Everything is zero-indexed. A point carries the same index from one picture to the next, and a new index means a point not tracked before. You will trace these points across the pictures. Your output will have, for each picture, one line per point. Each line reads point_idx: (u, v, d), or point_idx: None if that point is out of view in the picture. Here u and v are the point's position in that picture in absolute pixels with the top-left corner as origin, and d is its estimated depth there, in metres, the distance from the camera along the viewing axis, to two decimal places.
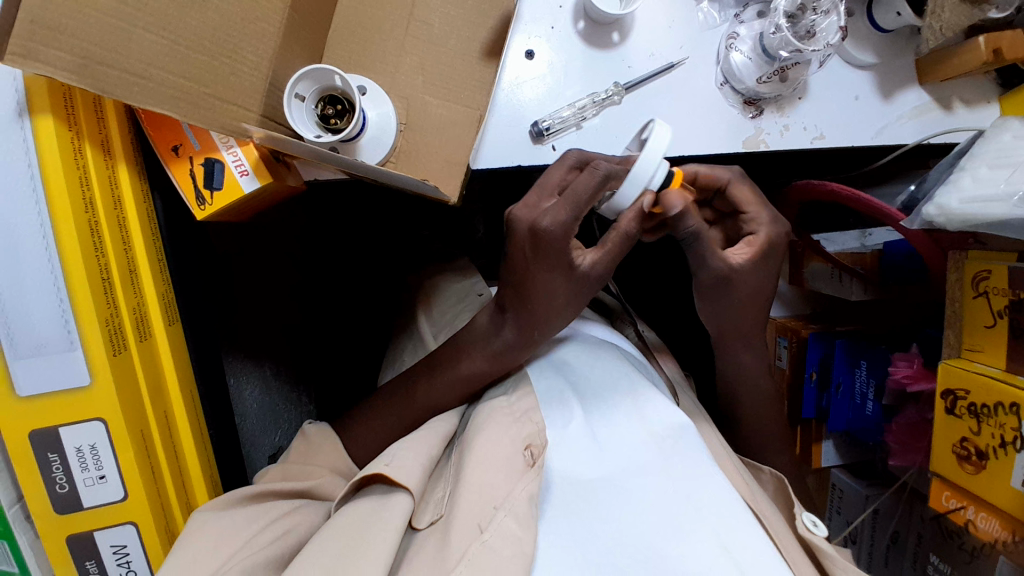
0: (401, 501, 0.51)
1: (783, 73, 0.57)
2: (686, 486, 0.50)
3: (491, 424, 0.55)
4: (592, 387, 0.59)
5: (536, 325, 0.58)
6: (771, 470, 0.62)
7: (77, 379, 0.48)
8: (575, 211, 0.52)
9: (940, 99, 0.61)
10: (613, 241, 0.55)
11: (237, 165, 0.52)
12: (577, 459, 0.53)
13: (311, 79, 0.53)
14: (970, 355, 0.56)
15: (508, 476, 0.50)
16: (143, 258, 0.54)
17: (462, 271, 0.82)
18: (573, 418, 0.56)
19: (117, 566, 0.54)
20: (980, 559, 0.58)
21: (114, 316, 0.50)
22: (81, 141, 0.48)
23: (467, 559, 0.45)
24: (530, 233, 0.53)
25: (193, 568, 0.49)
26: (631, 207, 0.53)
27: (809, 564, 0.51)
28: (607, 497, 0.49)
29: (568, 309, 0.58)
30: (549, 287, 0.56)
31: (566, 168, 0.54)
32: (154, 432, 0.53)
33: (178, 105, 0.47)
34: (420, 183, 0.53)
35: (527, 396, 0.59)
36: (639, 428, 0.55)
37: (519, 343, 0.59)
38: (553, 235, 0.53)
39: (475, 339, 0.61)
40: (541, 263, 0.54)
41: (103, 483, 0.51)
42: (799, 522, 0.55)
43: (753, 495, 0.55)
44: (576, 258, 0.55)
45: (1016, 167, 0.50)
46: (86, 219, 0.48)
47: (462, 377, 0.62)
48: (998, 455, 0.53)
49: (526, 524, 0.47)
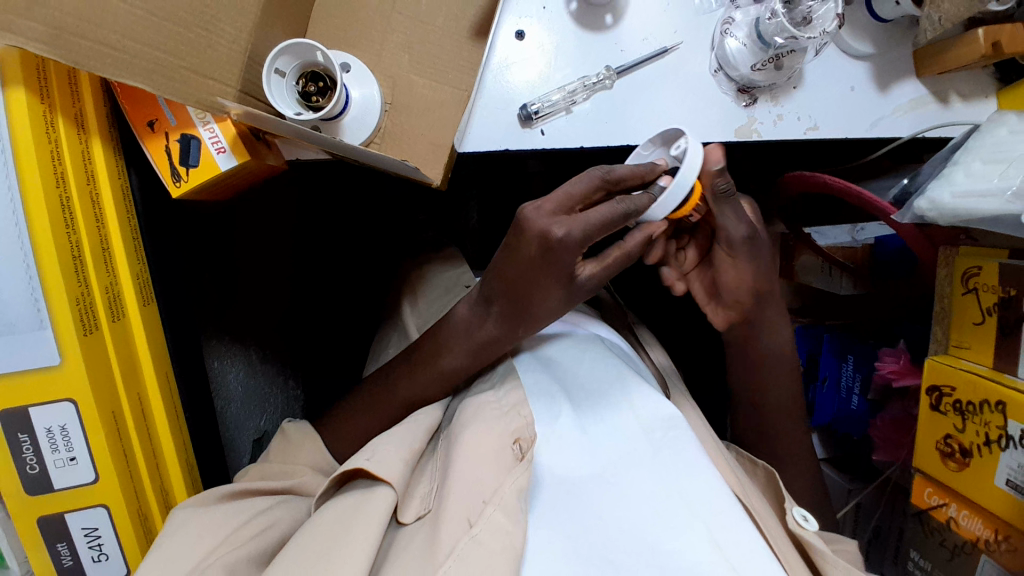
0: (384, 493, 0.51)
1: (778, 61, 0.56)
2: (673, 477, 0.49)
3: (475, 423, 0.54)
4: (581, 384, 0.57)
5: (521, 320, 0.57)
6: (765, 464, 0.61)
7: (46, 358, 0.46)
8: (593, 232, 0.51)
9: (937, 92, 0.60)
10: (615, 259, 0.55)
11: (214, 142, 0.50)
12: (566, 455, 0.51)
13: (292, 53, 0.51)
14: (958, 352, 0.56)
15: (495, 474, 0.49)
16: (116, 235, 0.52)
17: (448, 261, 0.82)
18: (561, 413, 0.55)
19: (89, 549, 0.52)
20: (961, 557, 0.56)
21: (86, 294, 0.48)
22: (54, 114, 0.46)
23: (455, 554, 0.45)
24: (541, 240, 0.51)
25: (168, 567, 0.48)
26: (643, 231, 0.55)
27: (800, 559, 0.51)
28: (596, 493, 0.48)
29: (557, 311, 0.57)
30: (543, 291, 0.54)
31: (592, 182, 0.52)
32: (126, 412, 0.52)
33: (153, 78, 0.45)
34: (399, 163, 0.52)
35: (515, 391, 0.57)
36: (627, 419, 0.53)
37: (504, 335, 0.58)
38: (569, 252, 0.51)
39: (459, 334, 0.60)
40: (546, 270, 0.53)
41: (74, 465, 0.50)
42: (789, 518, 0.54)
43: (746, 491, 0.54)
44: (579, 271, 0.54)
45: (1010, 162, 0.49)
46: (57, 194, 0.46)
47: (444, 372, 0.62)
48: (983, 453, 0.53)
49: (515, 518, 0.46)
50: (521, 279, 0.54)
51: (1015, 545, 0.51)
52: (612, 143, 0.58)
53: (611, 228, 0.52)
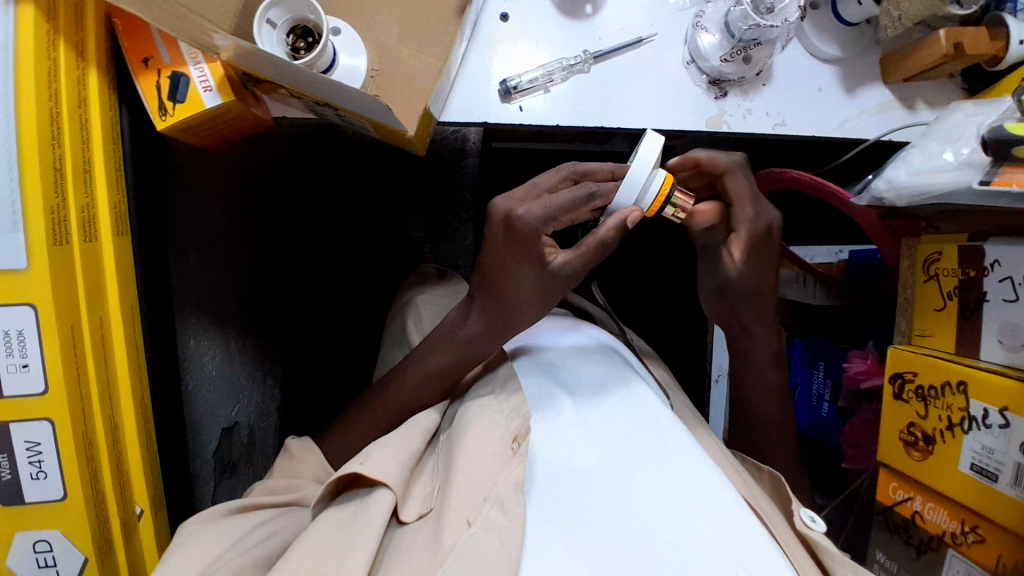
0: (381, 494, 0.48)
1: (746, 53, 0.59)
2: (680, 472, 0.47)
3: (476, 421, 0.52)
4: (586, 383, 0.56)
5: (503, 315, 0.60)
6: (770, 467, 0.59)
7: (13, 260, 0.48)
8: (553, 211, 0.55)
9: (905, 98, 0.63)
10: (587, 246, 0.56)
11: (202, 81, 0.54)
12: (570, 452, 0.49)
13: (285, 7, 0.55)
14: (921, 340, 0.55)
15: (493, 469, 0.48)
16: (99, 162, 0.54)
17: (450, 285, 0.85)
18: (563, 409, 0.53)
19: (29, 464, 0.51)
20: (928, 555, 0.53)
21: (60, 206, 0.50)
22: (57, 36, 0.50)
23: (456, 551, 0.42)
24: (505, 221, 0.56)
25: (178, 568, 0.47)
26: (614, 216, 0.54)
27: (811, 562, 0.47)
28: (602, 488, 0.46)
29: (535, 305, 0.60)
30: (517, 276, 0.58)
31: (559, 177, 0.58)
32: (86, 329, 0.52)
33: (150, 9, 0.49)
34: (368, 97, 0.51)
35: (516, 393, 0.55)
36: (633, 417, 0.52)
37: (483, 332, 0.61)
38: (527, 225, 0.55)
39: (444, 335, 0.63)
40: (512, 252, 0.57)
41: (26, 372, 0.49)
42: (798, 518, 0.51)
43: (753, 495, 0.52)
44: (548, 254, 0.57)
45: (965, 142, 0.50)
46: (48, 107, 0.49)
47: (433, 372, 0.63)
48: (946, 439, 0.51)
49: (513, 512, 0.45)
50: (496, 268, 0.59)
51: (982, 535, 0.49)
52: (585, 124, 0.61)
53: (571, 207, 0.55)
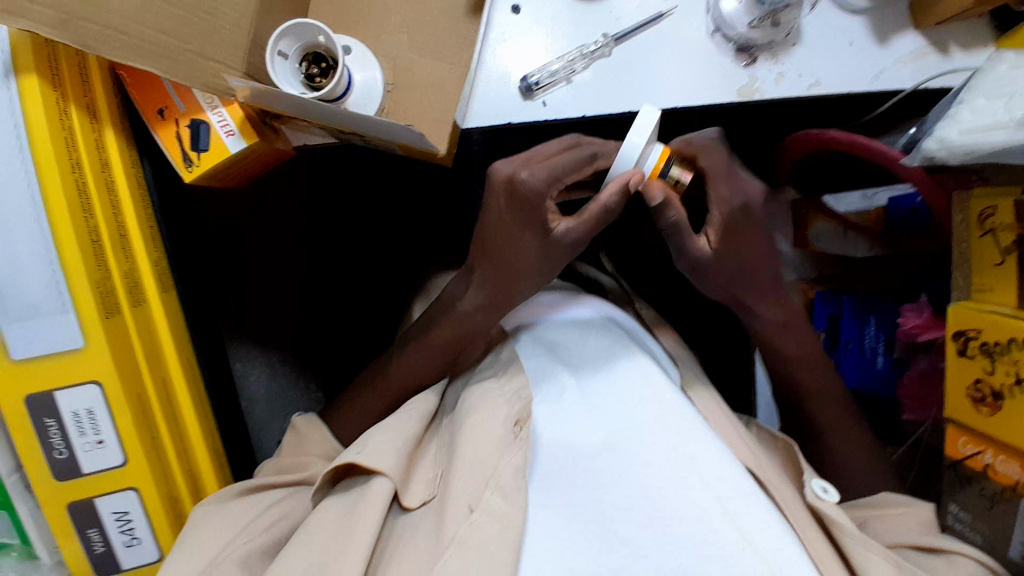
0: (379, 484, 0.48)
1: (774, 17, 0.56)
2: (687, 445, 0.45)
3: (477, 407, 0.51)
4: (582, 354, 0.53)
5: (505, 287, 0.57)
6: (785, 438, 0.57)
7: (70, 340, 0.47)
8: (558, 172, 0.51)
9: (937, 43, 0.60)
10: (591, 211, 0.51)
11: (223, 125, 0.52)
12: (570, 428, 0.48)
13: (293, 35, 0.52)
14: (981, 296, 0.55)
15: (495, 453, 0.47)
16: (132, 223, 0.53)
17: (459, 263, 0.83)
18: (563, 385, 0.50)
19: (120, 532, 0.53)
20: (1001, 504, 0.55)
21: (105, 278, 0.49)
22: (67, 103, 0.48)
23: (456, 540, 0.43)
24: (507, 184, 0.52)
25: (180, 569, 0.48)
26: (616, 177, 0.49)
27: (819, 533, 0.47)
28: (610, 465, 0.45)
29: (537, 275, 0.57)
30: (519, 242, 0.54)
31: (560, 147, 0.54)
32: (151, 393, 0.52)
33: (160, 61, 0.47)
34: (394, 125, 0.49)
35: (514, 371, 0.53)
36: (638, 385, 0.49)
37: (486, 302, 0.58)
38: (531, 189, 0.51)
39: (444, 310, 0.60)
40: (515, 216, 0.53)
41: (102, 448, 0.50)
42: (808, 491, 0.49)
43: (758, 460, 0.50)
44: (552, 221, 0.53)
45: (1013, 95, 0.48)
46: (73, 178, 0.47)
47: (432, 346, 0.60)
48: (1014, 394, 0.51)
49: (513, 499, 0.44)
50: (494, 232, 0.55)
51: None
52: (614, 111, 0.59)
53: (575, 168, 0.52)
